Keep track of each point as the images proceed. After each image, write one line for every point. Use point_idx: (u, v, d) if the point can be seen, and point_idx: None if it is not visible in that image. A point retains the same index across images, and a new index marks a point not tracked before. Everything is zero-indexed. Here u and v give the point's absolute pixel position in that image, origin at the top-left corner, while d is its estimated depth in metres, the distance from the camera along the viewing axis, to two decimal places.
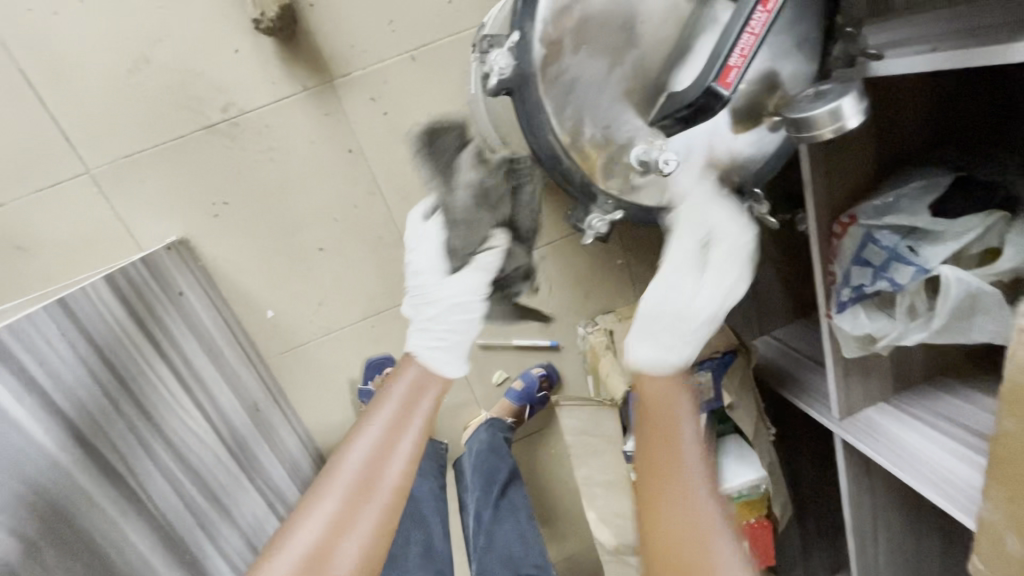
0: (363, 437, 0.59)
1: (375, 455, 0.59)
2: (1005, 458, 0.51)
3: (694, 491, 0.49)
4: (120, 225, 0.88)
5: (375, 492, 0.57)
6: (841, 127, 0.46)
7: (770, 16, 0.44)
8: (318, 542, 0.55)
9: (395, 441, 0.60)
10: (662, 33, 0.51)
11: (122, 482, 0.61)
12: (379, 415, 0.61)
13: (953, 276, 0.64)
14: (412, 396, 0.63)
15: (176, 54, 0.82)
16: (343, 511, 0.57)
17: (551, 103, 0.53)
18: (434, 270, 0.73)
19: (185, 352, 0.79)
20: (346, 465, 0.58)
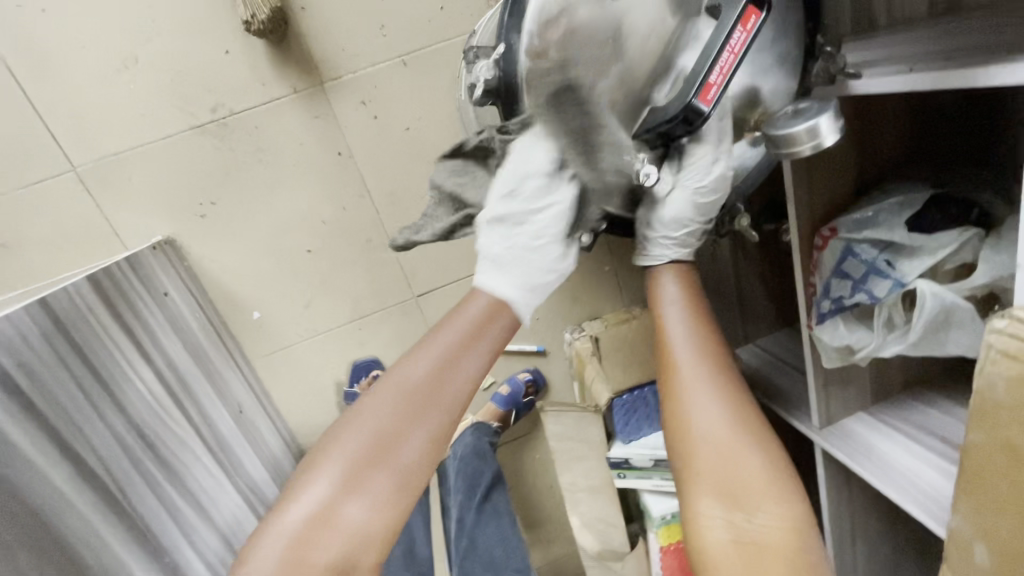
0: (434, 345, 0.53)
1: (446, 364, 0.52)
2: (971, 469, 0.52)
3: (708, 385, 0.59)
4: (106, 224, 0.88)
5: (440, 403, 0.52)
6: (818, 144, 0.47)
7: (749, 35, 0.45)
8: (373, 441, 0.50)
9: (468, 353, 0.53)
10: (647, 43, 0.49)
11: (99, 484, 0.60)
12: (454, 325, 0.54)
13: (928, 290, 0.66)
14: (493, 315, 0.56)
15: (165, 54, 0.82)
16: (403, 416, 0.50)
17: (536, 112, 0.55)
18: (532, 203, 0.58)
19: (169, 354, 0.79)
20: (410, 370, 0.52)
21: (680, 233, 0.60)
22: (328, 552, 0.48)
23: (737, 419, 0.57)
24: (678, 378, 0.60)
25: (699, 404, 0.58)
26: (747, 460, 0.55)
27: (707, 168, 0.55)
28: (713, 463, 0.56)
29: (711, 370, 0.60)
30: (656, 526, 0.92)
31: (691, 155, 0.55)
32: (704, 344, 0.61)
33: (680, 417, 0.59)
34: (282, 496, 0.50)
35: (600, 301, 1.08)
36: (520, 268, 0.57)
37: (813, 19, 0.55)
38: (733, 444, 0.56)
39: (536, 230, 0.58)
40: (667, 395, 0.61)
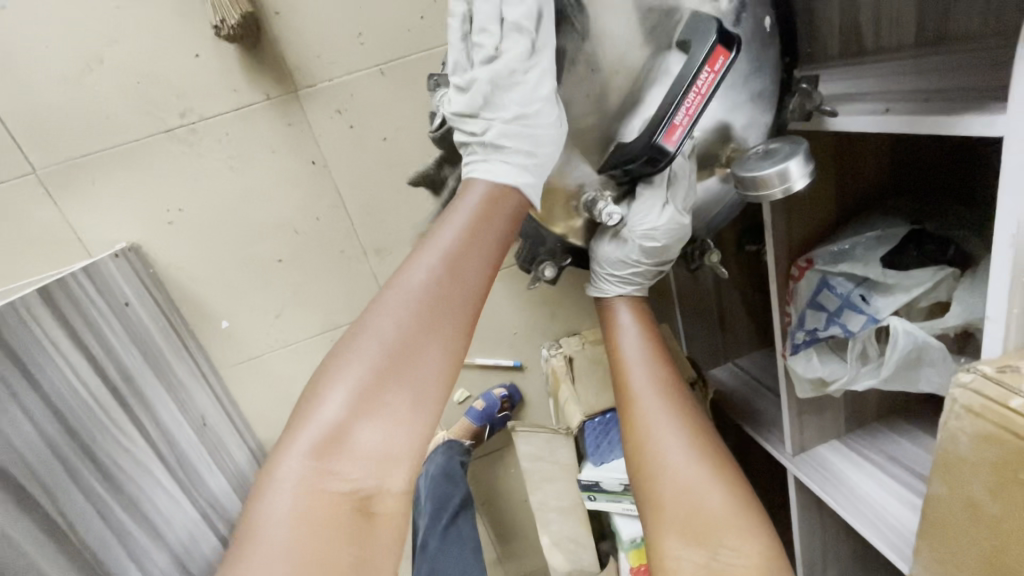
0: (438, 248, 0.47)
1: (453, 269, 0.46)
2: (933, 521, 0.51)
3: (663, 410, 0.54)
4: (68, 228, 0.85)
5: (451, 303, 0.46)
6: (788, 188, 0.46)
7: (716, 77, 0.43)
8: (382, 357, 0.44)
9: (477, 253, 0.47)
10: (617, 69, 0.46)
11: (40, 510, 0.59)
12: (457, 221, 0.48)
13: (901, 328, 0.64)
14: (493, 206, 0.48)
15: (131, 55, 0.79)
16: (412, 330, 0.45)
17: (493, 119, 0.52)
18: (513, 57, 0.48)
19: (125, 366, 0.77)
20: (411, 281, 0.46)
21: (627, 271, 0.56)
22: (347, 479, 0.43)
23: (699, 446, 0.53)
24: (635, 405, 0.55)
25: (657, 433, 0.53)
26: (708, 496, 0.50)
27: (655, 208, 0.50)
28: (673, 497, 0.51)
29: (668, 398, 0.55)
30: (626, 549, 0.90)
31: (641, 197, 0.50)
32: (661, 370, 0.56)
33: (639, 445, 0.54)
34: (290, 427, 0.44)
35: (579, 318, 1.06)
36: (516, 132, 0.48)
37: (790, 52, 0.53)
38: (695, 477, 0.51)
39: (525, 88, 0.48)
40: (626, 424, 0.56)
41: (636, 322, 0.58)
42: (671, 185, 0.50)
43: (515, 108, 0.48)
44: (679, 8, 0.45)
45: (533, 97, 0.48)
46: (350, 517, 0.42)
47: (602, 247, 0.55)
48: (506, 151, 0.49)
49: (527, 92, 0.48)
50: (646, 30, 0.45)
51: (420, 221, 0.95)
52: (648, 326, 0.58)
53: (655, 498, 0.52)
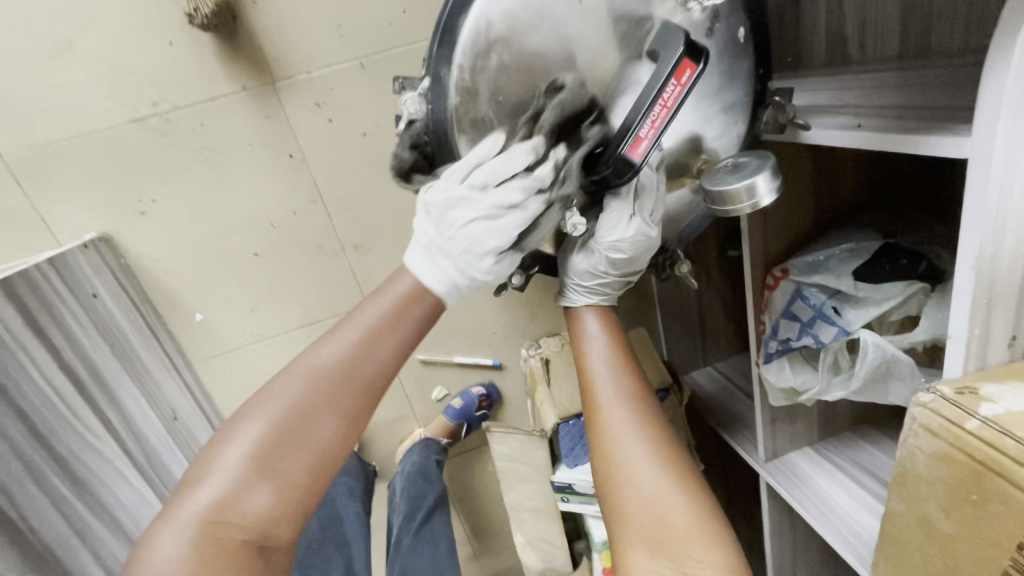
0: (349, 328, 0.50)
1: (361, 348, 0.50)
2: (890, 537, 0.52)
3: (628, 419, 0.50)
4: (37, 216, 0.83)
5: (357, 381, 0.49)
6: (756, 204, 0.45)
7: (682, 90, 0.42)
8: (281, 425, 0.48)
9: (386, 336, 0.50)
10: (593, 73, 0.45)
11: None
12: (373, 305, 0.51)
13: (871, 341, 0.65)
14: (412, 297, 0.52)
15: (102, 41, 0.77)
16: (311, 404, 0.48)
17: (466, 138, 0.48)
18: (492, 202, 0.49)
19: (92, 359, 0.75)
20: (321, 357, 0.49)
21: (595, 282, 0.54)
22: (239, 532, 0.46)
23: (666, 457, 0.48)
24: (600, 414, 0.51)
25: (622, 442, 0.49)
26: (672, 506, 0.45)
27: (622, 221, 0.49)
28: (637, 509, 0.45)
29: (636, 406, 0.51)
30: (597, 549, 0.93)
31: (608, 209, 0.49)
32: (629, 378, 0.52)
33: (603, 456, 0.49)
34: (187, 483, 0.48)
35: (558, 318, 1.06)
36: (452, 265, 0.52)
37: (764, 64, 0.51)
38: (661, 487, 0.46)
39: (476, 228, 0.51)
40: (592, 436, 0.51)
41: (604, 329, 0.55)
42: (638, 197, 0.49)
43: (460, 240, 0.51)
44: (650, 16, 0.44)
45: (481, 242, 0.51)
46: (234, 574, 0.45)
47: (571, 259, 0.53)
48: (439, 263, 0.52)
49: (482, 235, 0.51)
50: (617, 39, 0.45)
51: (399, 218, 0.94)
52: (616, 333, 0.55)
53: (619, 513, 0.47)
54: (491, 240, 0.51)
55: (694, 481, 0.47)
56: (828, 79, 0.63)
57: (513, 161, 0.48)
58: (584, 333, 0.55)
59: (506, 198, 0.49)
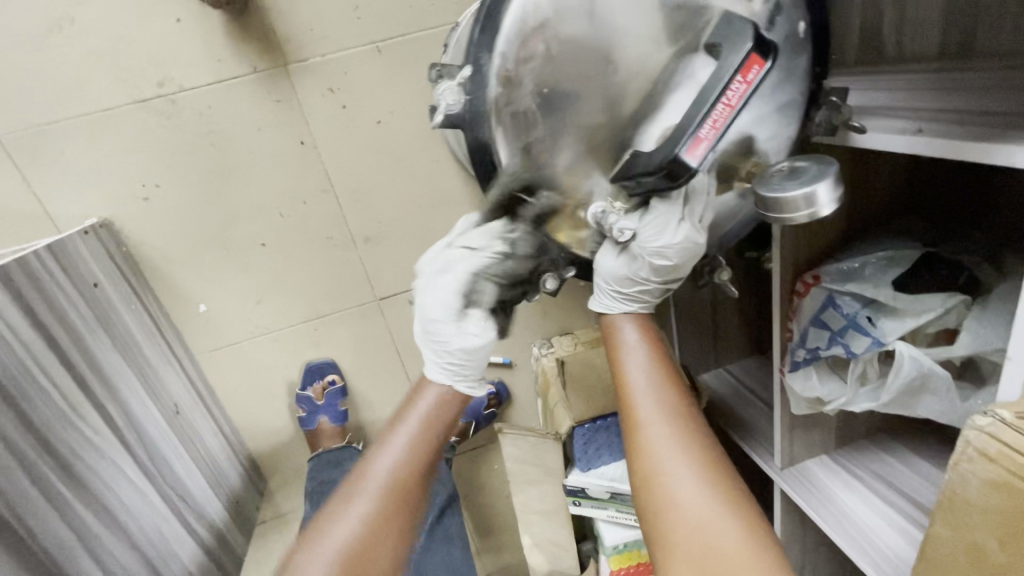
0: (401, 435, 0.58)
1: (416, 453, 0.57)
2: (931, 561, 0.50)
3: (669, 436, 0.46)
4: (34, 200, 0.79)
5: (406, 499, 0.56)
6: (815, 213, 0.42)
7: (749, 87, 0.38)
8: (358, 541, 0.53)
9: (432, 438, 0.59)
10: (642, 64, 0.43)
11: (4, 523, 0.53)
12: (416, 414, 0.60)
13: (908, 354, 0.62)
14: (439, 412, 0.61)
15: (106, 16, 0.73)
16: (381, 512, 0.54)
17: (503, 130, 0.48)
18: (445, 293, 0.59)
19: (92, 354, 0.71)
20: (380, 469, 0.56)
21: (633, 289, 0.50)
22: None
23: (715, 478, 0.43)
24: (640, 432, 0.47)
25: (664, 462, 0.44)
26: (722, 531, 0.40)
27: (668, 223, 0.45)
28: (684, 535, 0.41)
29: (679, 423, 0.46)
30: (607, 554, 0.89)
31: (652, 211, 0.46)
32: (669, 392, 0.48)
33: (644, 478, 0.45)
34: None
35: (571, 317, 1.03)
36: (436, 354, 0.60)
37: (822, 61, 0.48)
38: (709, 512, 0.41)
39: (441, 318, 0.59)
40: (630, 454, 0.47)
41: (641, 339, 0.52)
42: (687, 201, 0.46)
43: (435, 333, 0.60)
44: (709, 7, 0.41)
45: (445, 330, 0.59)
46: None
47: (609, 263, 0.49)
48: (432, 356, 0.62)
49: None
50: (671, 31, 0.42)
51: (412, 211, 0.91)
52: (654, 342, 0.51)
53: (664, 542, 0.42)
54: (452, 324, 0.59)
55: (745, 504, 0.42)
56: (867, 75, 0.60)
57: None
58: (620, 342, 0.52)
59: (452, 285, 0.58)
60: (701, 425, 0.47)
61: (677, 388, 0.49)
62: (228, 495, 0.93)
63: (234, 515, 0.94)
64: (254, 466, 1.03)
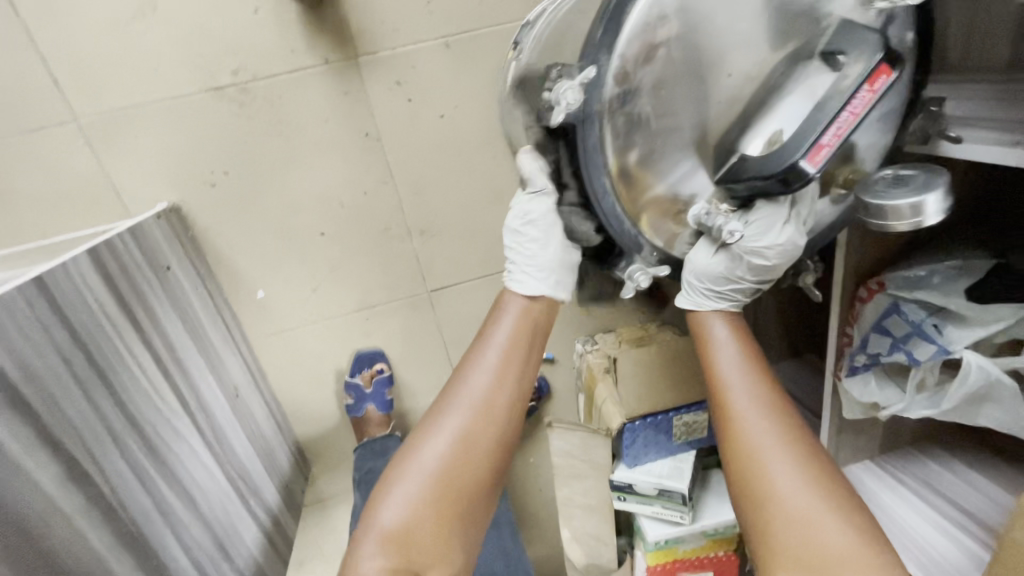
0: (488, 353, 0.60)
1: (507, 362, 0.60)
2: (1009, 565, 0.51)
3: (768, 432, 0.47)
4: (108, 184, 0.81)
5: (498, 406, 0.58)
6: (919, 223, 0.43)
7: (873, 97, 0.40)
8: (450, 457, 0.55)
9: (519, 353, 0.60)
10: (754, 68, 0.43)
11: (99, 496, 0.54)
12: (504, 326, 0.61)
13: (975, 361, 0.63)
14: (525, 318, 0.62)
15: (189, 6, 0.74)
16: (474, 424, 0.57)
17: (613, 130, 0.44)
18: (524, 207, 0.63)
19: (167, 335, 0.73)
20: (476, 379, 0.58)
21: (725, 289, 0.51)
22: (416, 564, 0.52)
23: (816, 476, 0.44)
24: (735, 427, 0.48)
25: (765, 458, 0.46)
26: (827, 529, 0.42)
27: (775, 223, 0.46)
28: (786, 527, 0.42)
29: (776, 420, 0.47)
30: (648, 549, 0.91)
31: (758, 212, 0.47)
32: (764, 388, 0.49)
33: (741, 469, 0.46)
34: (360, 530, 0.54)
35: (616, 315, 1.04)
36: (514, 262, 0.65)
37: (923, 72, 0.49)
38: (813, 509, 0.43)
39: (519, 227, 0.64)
40: (725, 449, 0.48)
41: (731, 337, 0.52)
42: (793, 205, 0.47)
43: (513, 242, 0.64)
44: (829, 13, 0.42)
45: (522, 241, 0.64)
46: None
47: (705, 262, 0.50)
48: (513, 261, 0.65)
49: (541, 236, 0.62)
50: (779, 35, 0.43)
51: (468, 205, 0.92)
52: (746, 341, 0.52)
53: (765, 536, 0.44)
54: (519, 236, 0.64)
55: (846, 498, 0.44)
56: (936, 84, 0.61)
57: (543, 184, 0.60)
58: (712, 341, 0.52)
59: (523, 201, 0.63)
60: (798, 421, 0.48)
61: (773, 386, 0.50)
62: (280, 479, 0.95)
63: (284, 498, 0.96)
64: (300, 451, 1.04)
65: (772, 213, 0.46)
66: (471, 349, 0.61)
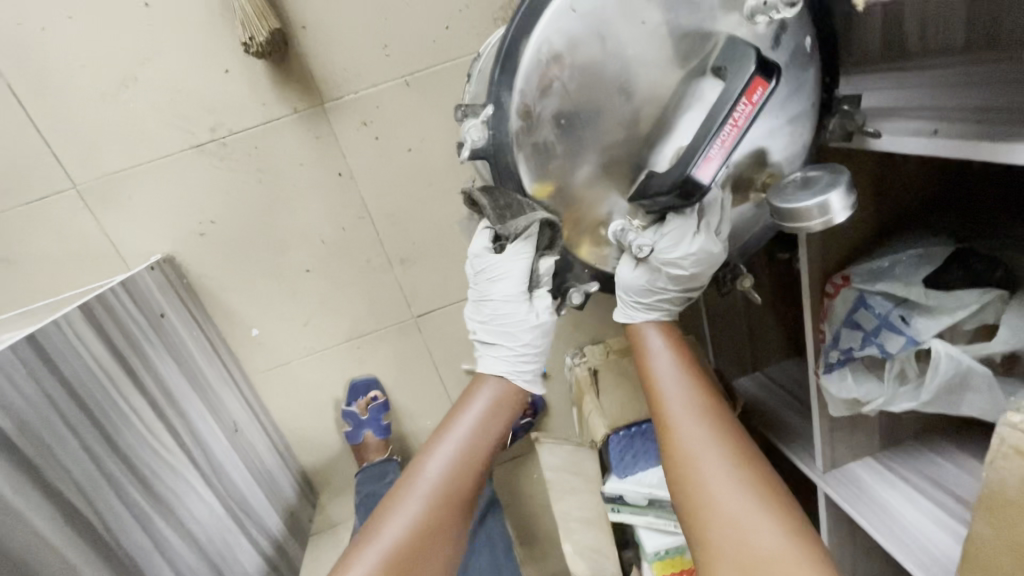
0: (449, 444, 0.57)
1: (472, 450, 0.57)
2: (979, 564, 0.49)
3: (699, 435, 0.48)
4: (107, 241, 0.88)
5: (456, 498, 0.55)
6: (829, 220, 0.44)
7: (753, 109, 0.42)
8: (407, 545, 0.53)
9: (485, 445, 0.58)
10: (655, 90, 0.45)
11: (93, 532, 0.59)
12: (461, 429, 0.57)
13: (946, 353, 0.61)
14: (490, 412, 0.59)
15: (167, 74, 0.81)
16: (434, 513, 0.54)
17: (525, 158, 0.47)
18: (510, 288, 0.56)
19: (161, 378, 0.78)
20: (437, 465, 0.56)
21: (653, 300, 0.54)
22: None
23: (747, 474, 0.46)
24: (671, 431, 0.50)
25: (699, 459, 0.47)
26: (757, 527, 0.43)
27: (686, 231, 0.48)
28: (720, 527, 0.43)
29: (710, 421, 0.49)
30: (649, 561, 0.87)
31: (668, 225, 0.49)
32: (700, 392, 0.51)
33: (678, 472, 0.48)
34: None
35: (602, 326, 1.05)
36: (507, 356, 0.58)
37: (831, 72, 0.50)
38: (743, 508, 0.44)
39: (509, 314, 0.57)
40: (664, 454, 0.50)
41: (666, 345, 0.54)
42: (702, 216, 0.49)
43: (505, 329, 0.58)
44: (714, 32, 0.44)
45: (522, 333, 0.57)
46: None
47: (629, 277, 0.52)
48: (499, 351, 0.59)
49: (533, 311, 0.57)
50: (678, 54, 0.45)
51: (444, 231, 0.95)
52: (681, 345, 0.55)
53: (702, 539, 0.45)
54: (519, 332, 0.57)
55: (777, 497, 0.45)
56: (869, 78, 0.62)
57: (520, 261, 0.56)
58: (646, 350, 0.55)
59: (510, 276, 0.56)
60: (733, 424, 0.50)
61: (707, 388, 0.52)
62: (283, 508, 0.99)
63: (289, 525, 0.99)
64: (305, 480, 1.08)
65: (679, 225, 0.49)
66: (432, 436, 0.58)
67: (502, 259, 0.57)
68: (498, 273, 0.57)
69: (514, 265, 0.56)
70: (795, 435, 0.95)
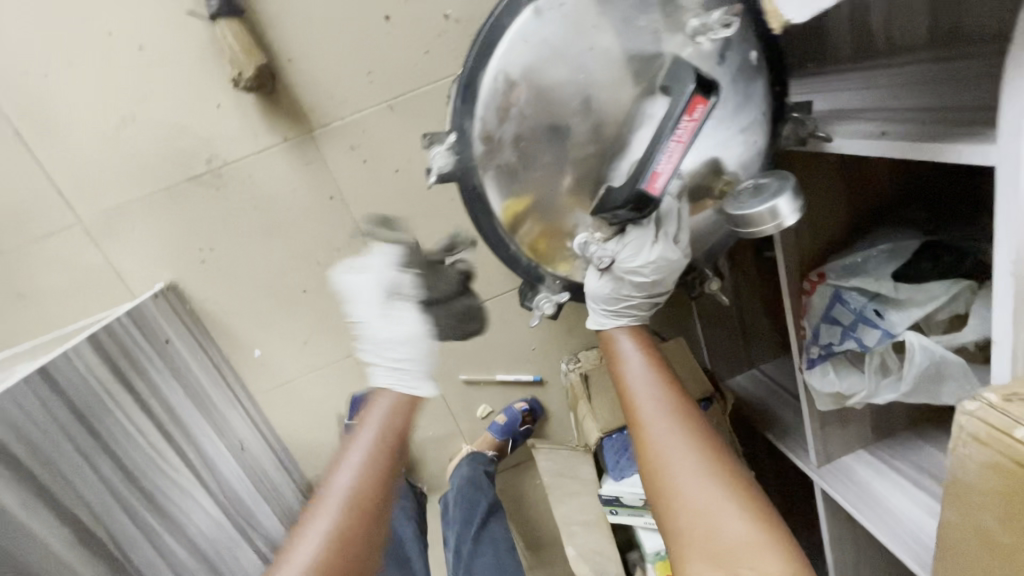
0: (355, 455, 0.59)
1: (379, 455, 0.60)
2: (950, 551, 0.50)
3: (669, 432, 0.50)
4: (113, 272, 0.92)
5: (373, 503, 0.57)
6: (780, 224, 0.46)
7: (695, 125, 0.45)
8: (323, 556, 0.53)
9: (390, 448, 0.61)
10: (610, 109, 0.48)
11: (104, 550, 0.62)
12: (365, 436, 0.61)
13: (918, 344, 0.62)
14: (392, 416, 0.64)
15: (162, 111, 0.85)
16: (349, 521, 0.55)
17: (490, 178, 0.51)
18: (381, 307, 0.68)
19: (167, 400, 0.82)
20: (345, 476, 0.58)
21: (619, 307, 0.56)
22: None
23: (715, 467, 0.48)
24: (644, 430, 0.52)
25: (670, 456, 0.49)
26: (725, 516, 0.45)
27: (646, 239, 0.51)
28: (692, 518, 0.45)
29: (680, 419, 0.51)
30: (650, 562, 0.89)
31: (627, 234, 0.52)
32: (669, 391, 0.53)
33: (652, 468, 0.50)
34: None
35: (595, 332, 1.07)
36: (387, 363, 0.67)
37: (781, 82, 0.52)
38: (713, 499, 0.46)
39: (387, 330, 0.67)
40: (638, 453, 0.52)
41: (637, 348, 0.57)
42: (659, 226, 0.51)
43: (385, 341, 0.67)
44: (660, 53, 0.47)
45: (399, 343, 0.67)
46: None
47: (596, 286, 0.55)
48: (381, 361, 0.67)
49: (402, 324, 0.68)
50: (630, 74, 0.47)
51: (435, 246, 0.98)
52: (650, 347, 0.57)
53: (676, 532, 0.46)
54: (395, 342, 0.67)
55: (744, 487, 0.47)
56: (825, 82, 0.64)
57: (375, 279, 0.70)
58: (618, 353, 0.57)
59: (369, 294, 0.69)
60: (701, 420, 0.52)
61: (676, 387, 0.54)
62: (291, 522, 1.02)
63: None
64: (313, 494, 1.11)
65: (639, 234, 0.51)
66: (338, 453, 0.61)
67: (365, 281, 0.70)
68: (368, 297, 0.69)
69: (380, 286, 0.69)
70: (790, 432, 0.96)
